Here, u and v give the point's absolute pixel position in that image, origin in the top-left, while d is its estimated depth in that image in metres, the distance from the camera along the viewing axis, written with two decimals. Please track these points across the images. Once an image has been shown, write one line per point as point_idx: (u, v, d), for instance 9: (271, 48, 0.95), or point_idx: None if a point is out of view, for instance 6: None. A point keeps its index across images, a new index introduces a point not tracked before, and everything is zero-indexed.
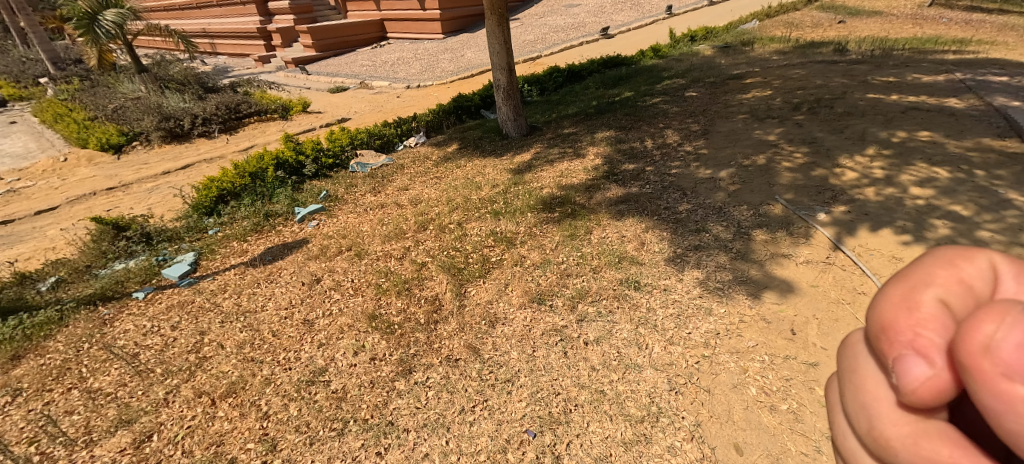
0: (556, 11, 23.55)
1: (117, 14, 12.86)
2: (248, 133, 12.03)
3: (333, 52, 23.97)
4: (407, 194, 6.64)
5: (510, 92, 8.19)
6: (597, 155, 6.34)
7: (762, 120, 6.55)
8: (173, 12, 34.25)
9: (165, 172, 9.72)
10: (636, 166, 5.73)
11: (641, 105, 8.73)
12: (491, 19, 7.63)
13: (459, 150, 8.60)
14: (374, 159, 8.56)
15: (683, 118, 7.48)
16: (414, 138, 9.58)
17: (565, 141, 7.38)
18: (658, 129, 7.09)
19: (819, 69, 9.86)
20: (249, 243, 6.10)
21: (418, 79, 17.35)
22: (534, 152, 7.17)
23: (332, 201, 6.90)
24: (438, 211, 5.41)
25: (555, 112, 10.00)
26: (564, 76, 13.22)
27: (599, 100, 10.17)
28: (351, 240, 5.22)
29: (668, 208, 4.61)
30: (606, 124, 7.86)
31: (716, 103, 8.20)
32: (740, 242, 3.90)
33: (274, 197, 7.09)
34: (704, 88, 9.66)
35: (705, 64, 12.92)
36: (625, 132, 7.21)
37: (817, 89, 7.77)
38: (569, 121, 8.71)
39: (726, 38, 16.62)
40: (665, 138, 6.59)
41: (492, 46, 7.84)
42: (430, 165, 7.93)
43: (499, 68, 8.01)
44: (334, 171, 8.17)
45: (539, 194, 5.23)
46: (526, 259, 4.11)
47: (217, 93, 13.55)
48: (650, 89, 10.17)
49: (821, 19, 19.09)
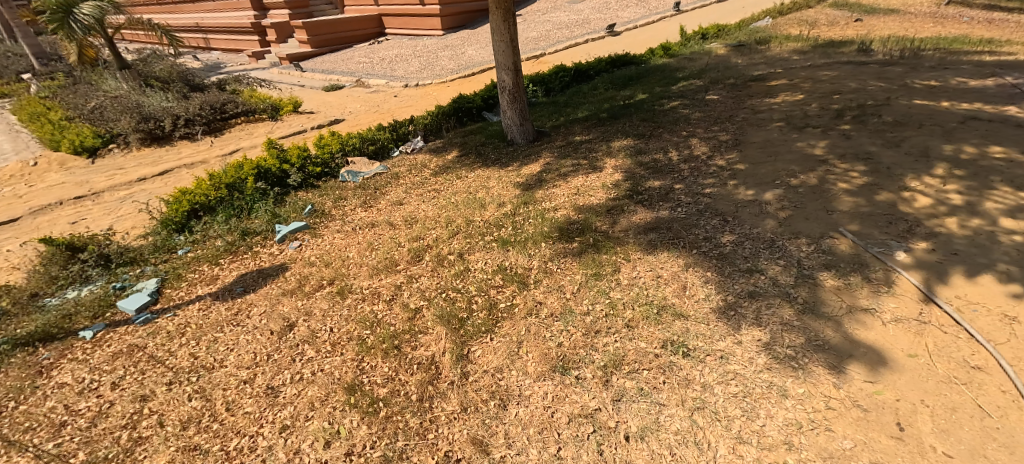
0: (559, 7, 22.72)
1: (94, 7, 12.10)
2: (234, 134, 11.30)
3: (328, 48, 23.18)
4: (401, 211, 5.93)
5: (516, 95, 7.46)
6: (616, 169, 5.63)
7: (800, 129, 5.81)
8: (165, 8, 33.38)
9: (140, 179, 9.01)
10: (662, 183, 5.02)
11: (659, 109, 8.01)
12: (496, 14, 6.88)
13: (460, 157, 7.88)
14: (367, 167, 7.85)
15: (707, 125, 6.76)
16: (411, 143, 8.86)
17: (577, 150, 6.67)
18: (682, 138, 6.36)
19: (848, 71, 9.11)
20: (220, 267, 5.39)
21: (416, 78, 16.57)
22: (542, 163, 6.46)
23: (318, 217, 6.18)
24: (435, 235, 4.70)
25: (563, 116, 9.28)
26: (571, 75, 12.48)
27: (610, 103, 9.43)
28: (334, 269, 4.51)
29: (708, 238, 3.89)
30: (621, 131, 7.14)
31: (742, 107, 7.47)
32: (805, 290, 3.21)
33: (252, 212, 6.38)
34: (725, 90, 8.92)
35: (720, 64, 12.17)
36: (644, 140, 6.50)
37: (855, 93, 7.04)
38: (580, 127, 8.00)
39: (739, 37, 15.83)
40: (692, 149, 5.87)
41: (497, 43, 7.10)
42: (427, 175, 7.22)
43: (504, 68, 7.27)
44: (322, 181, 7.46)
45: (553, 217, 4.51)
46: (543, 308, 3.44)
47: (203, 91, 12.81)
48: (666, 91, 9.42)
49: (835, 17, 18.31)
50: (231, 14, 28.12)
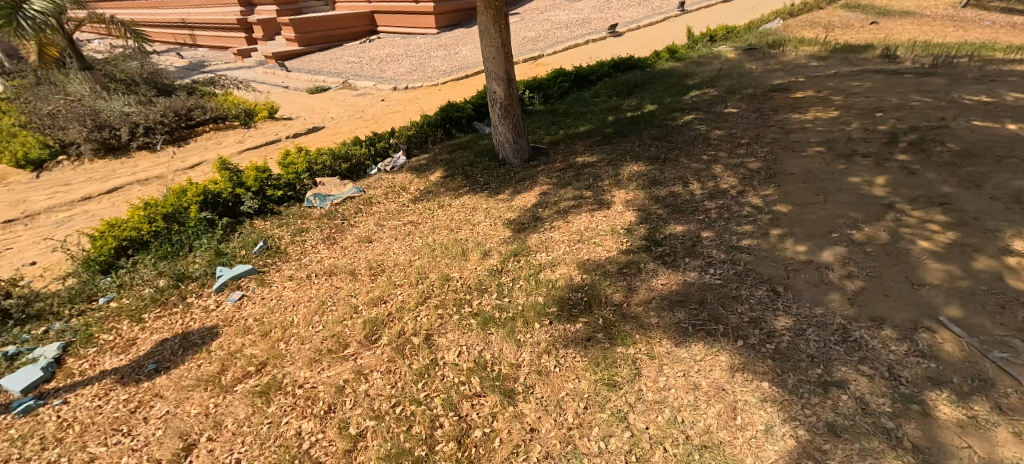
0: (558, 5, 21.71)
1: (47, 3, 11.25)
2: (201, 144, 10.32)
3: (316, 47, 22.12)
4: (368, 252, 4.99)
5: (508, 108, 6.47)
6: (627, 204, 4.67)
7: (847, 157, 4.86)
8: (151, 2, 32.23)
9: (84, 198, 8.03)
10: (685, 227, 4.07)
11: (671, 125, 7.05)
12: (486, 15, 5.89)
13: (444, 178, 6.91)
14: (338, 189, 6.88)
15: (730, 148, 5.80)
16: (391, 159, 7.90)
17: (578, 175, 5.71)
18: (702, 164, 5.41)
19: (880, 81, 8.14)
20: (141, 327, 4.45)
21: (405, 80, 15.56)
22: (538, 192, 5.50)
23: (268, 256, 5.23)
24: (402, 297, 3.77)
25: (562, 130, 8.32)
26: (570, 81, 11.52)
27: (615, 115, 8.47)
28: (268, 344, 3.60)
29: (755, 321, 2.98)
30: (630, 151, 6.18)
31: (768, 124, 6.52)
32: (912, 428, 2.33)
33: (192, 249, 5.43)
34: (744, 102, 7.96)
35: (733, 70, 11.21)
36: (658, 165, 5.55)
37: (901, 111, 6.09)
38: (581, 144, 7.03)
39: (749, 39, 14.87)
40: (717, 180, 4.91)
41: (487, 49, 6.12)
42: (405, 202, 6.26)
43: (495, 79, 6.28)
44: (284, 206, 6.50)
45: (549, 280, 3.60)
46: (534, 442, 2.57)
47: (171, 95, 11.83)
48: (677, 102, 8.46)
49: (849, 19, 17.34)
50: (218, 10, 27.06)
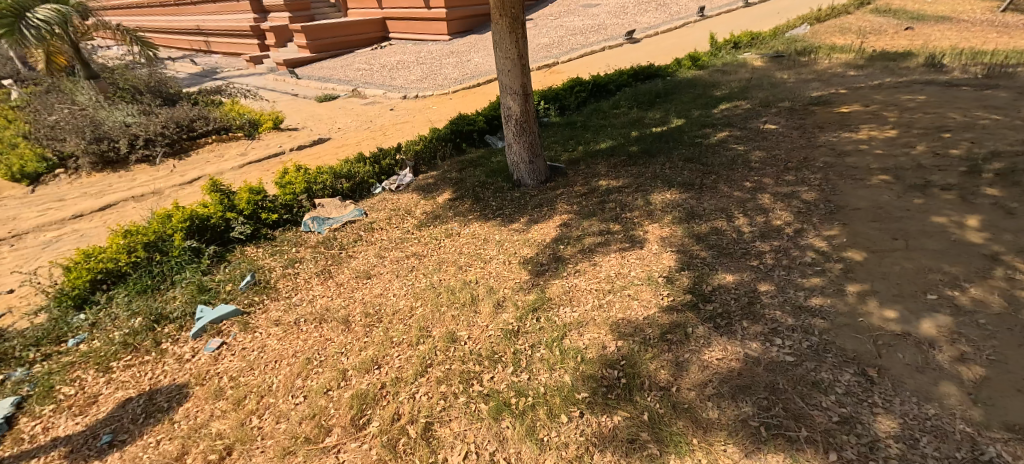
0: (573, 11, 21.12)
1: (51, 11, 10.92)
2: (202, 156, 9.88)
3: (328, 53, 21.78)
4: (366, 291, 4.42)
5: (524, 125, 5.87)
6: (663, 243, 4.04)
7: (923, 190, 4.19)
8: (166, 9, 32.28)
9: (75, 216, 7.59)
10: (737, 277, 3.43)
11: (704, 143, 6.38)
12: (500, 23, 5.31)
13: (453, 200, 6.32)
14: (338, 211, 6.34)
15: (776, 173, 5.13)
16: (397, 177, 7.35)
17: (603, 203, 5.09)
18: (745, 192, 4.75)
19: (934, 94, 7.40)
20: (107, 379, 3.89)
21: (416, 88, 15.07)
22: (558, 221, 4.89)
23: (255, 292, 4.66)
24: (398, 362, 3.21)
25: (581, 146, 7.70)
26: (588, 91, 10.90)
27: (639, 129, 7.84)
28: (239, 420, 3.07)
29: (846, 422, 2.37)
30: (660, 174, 5.54)
31: (816, 144, 5.84)
32: None
33: (173, 282, 4.89)
34: (783, 116, 7.28)
35: (763, 79, 10.51)
36: (695, 193, 4.90)
37: (970, 132, 5.40)
38: (604, 164, 6.40)
39: (776, 46, 14.14)
40: (767, 213, 4.26)
41: (501, 60, 5.52)
42: (409, 228, 5.69)
43: (509, 93, 5.69)
44: (279, 231, 5.96)
45: (577, 350, 3.01)
46: None
47: (174, 105, 11.45)
48: (707, 115, 7.80)
49: (881, 24, 16.46)
50: (231, 16, 26.93)
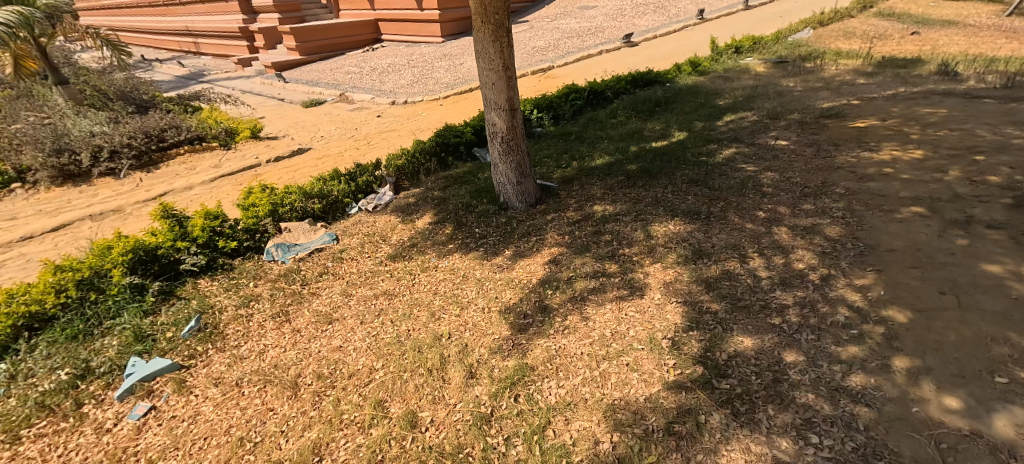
0: (569, 13, 20.54)
1: (13, 14, 10.29)
2: (172, 169, 9.28)
3: (317, 56, 21.16)
4: (324, 341, 3.84)
5: (511, 143, 5.28)
6: (667, 289, 3.48)
7: (968, 228, 3.65)
8: (156, 9, 31.54)
9: (25, 238, 6.98)
10: (757, 340, 2.88)
11: (709, 161, 5.82)
12: (483, 31, 4.72)
13: (434, 224, 5.74)
14: (307, 237, 5.77)
15: (793, 199, 4.58)
16: (375, 196, 6.77)
17: (598, 234, 4.52)
18: (759, 225, 4.19)
19: (955, 106, 6.89)
20: (11, 454, 3.29)
21: (405, 94, 14.47)
22: (547, 256, 4.32)
23: (199, 340, 4.07)
24: (343, 454, 2.70)
25: (576, 161, 7.14)
26: (583, 99, 10.33)
27: (638, 143, 7.29)
28: None
29: None
30: (661, 199, 4.98)
31: (834, 165, 5.30)
32: None
33: (108, 326, 4.28)
34: (793, 129, 6.74)
35: (769, 87, 9.97)
36: (702, 224, 4.34)
37: (1006, 153, 4.87)
38: (599, 184, 5.83)
39: (780, 51, 13.60)
40: (787, 253, 3.70)
41: (484, 72, 4.95)
42: (382, 259, 5.11)
43: (493, 108, 5.11)
44: (238, 260, 5.37)
45: (561, 449, 2.48)
46: None
47: (146, 113, 10.84)
48: (712, 128, 7.25)
49: (885, 29, 15.93)
50: (220, 17, 26.27)
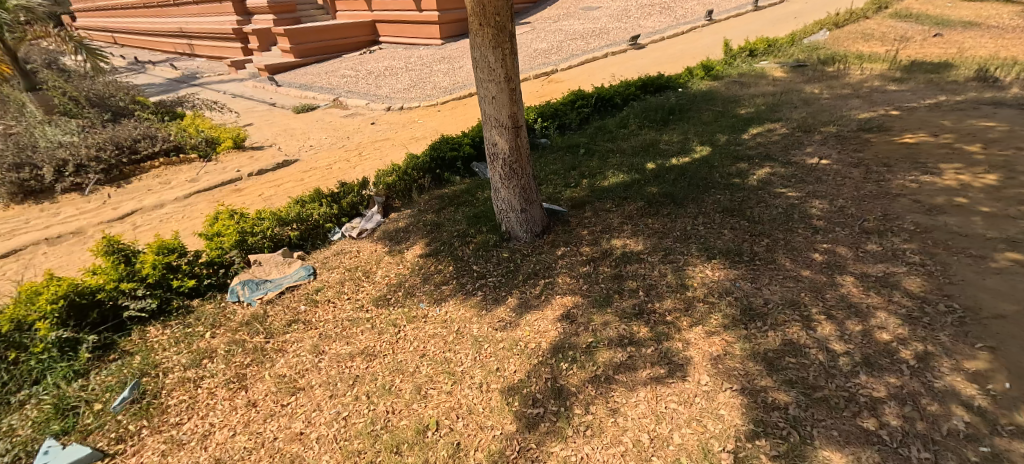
0: (571, 14, 19.76)
1: None
2: (144, 184, 8.61)
3: (313, 58, 20.45)
4: (283, 424, 3.15)
5: (514, 165, 4.53)
6: (717, 367, 2.74)
7: None
8: (150, 11, 30.93)
9: None
10: (849, 459, 2.19)
11: (742, 184, 5.06)
12: (480, 35, 3.95)
13: (425, 257, 5.01)
14: (280, 271, 5.05)
15: (852, 237, 3.82)
16: (360, 220, 6.04)
17: (619, 280, 3.77)
18: (818, 272, 3.43)
19: (1012, 119, 6.12)
20: None
21: (401, 99, 13.72)
22: (559, 310, 3.58)
23: (132, 417, 3.39)
24: None
25: (587, 179, 6.39)
26: (590, 106, 9.55)
27: (655, 158, 6.53)
28: None
29: None
30: (692, 234, 4.22)
31: (892, 190, 4.53)
32: None
33: (27, 394, 3.60)
34: (831, 144, 5.98)
35: (792, 93, 9.19)
36: (747, 269, 3.58)
37: None
38: (615, 209, 5.07)
39: (796, 54, 12.82)
40: (862, 316, 2.95)
41: (483, 83, 4.18)
42: (362, 305, 4.38)
43: (494, 126, 4.35)
44: (197, 303, 4.67)
45: None
46: None
47: (121, 122, 10.14)
48: (737, 141, 6.50)
49: (904, 30, 15.10)
50: (214, 19, 25.58)
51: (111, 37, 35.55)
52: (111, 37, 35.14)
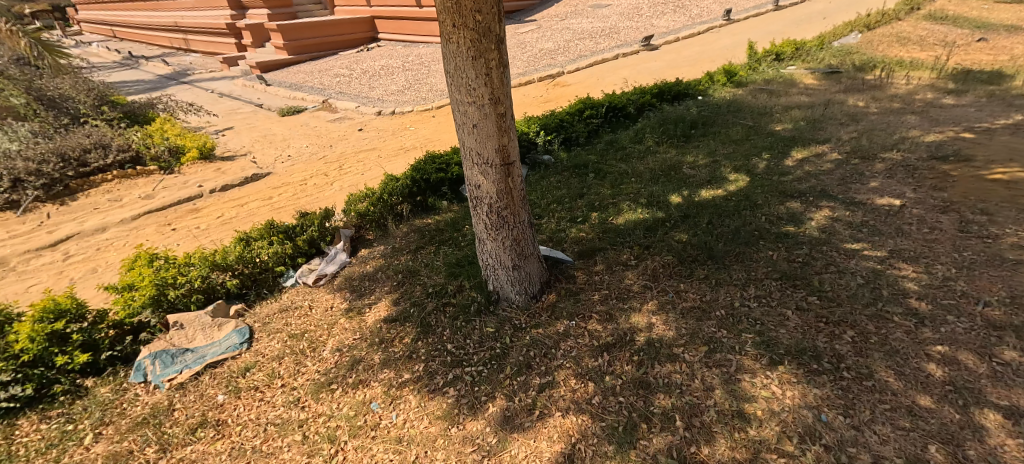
0: (579, 12, 18.56)
1: None
2: (89, 201, 7.92)
3: (307, 55, 19.36)
4: None
5: (503, 212, 3.43)
6: None
7: None
8: (146, 4, 30.06)
9: None
10: None
11: (798, 231, 3.92)
12: (455, 41, 2.83)
13: (390, 322, 3.95)
14: (205, 339, 4.11)
15: (977, 334, 2.71)
16: (321, 262, 5.04)
17: (645, 392, 2.72)
18: (943, 403, 2.36)
19: None
20: None
21: (393, 102, 12.65)
22: (560, 443, 2.59)
23: None
24: None
25: (597, 211, 5.28)
26: (600, 116, 8.38)
27: (680, 187, 5.41)
28: None
29: None
30: (743, 316, 3.10)
31: (1008, 253, 3.39)
32: None
33: None
34: (903, 175, 4.81)
35: (832, 105, 8.00)
36: (834, 386, 2.50)
37: None
38: (634, 263, 3.96)
39: (828, 58, 11.60)
40: None
41: (461, 105, 3.06)
42: (296, 399, 3.38)
43: (476, 162, 3.25)
44: (89, 385, 3.78)
45: None
46: None
47: (79, 129, 9.30)
48: (779, 169, 5.37)
49: (943, 33, 13.74)
50: (208, 13, 24.62)
51: (108, 30, 34.79)
52: (109, 31, 34.43)
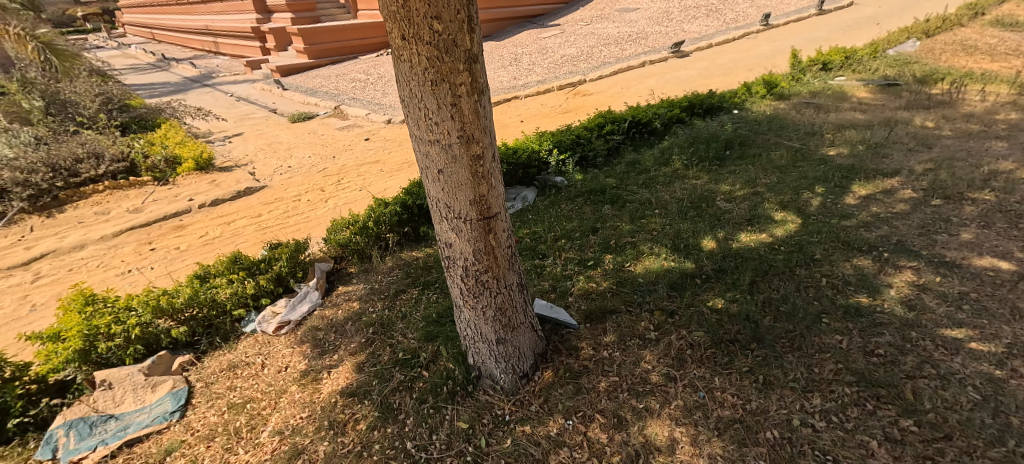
0: (606, 16, 17.62)
1: None
2: (75, 214, 7.48)
3: (327, 59, 19.07)
4: None
5: (483, 276, 2.63)
6: None
7: None
8: (180, 9, 30.58)
9: None
10: None
11: (873, 306, 3.01)
12: (408, 58, 2.05)
13: (348, 398, 3.18)
14: (132, 403, 3.42)
15: None
16: (286, 303, 4.32)
17: None
18: None
19: None
20: None
21: None
22: None
23: None
24: None
25: (613, 252, 4.39)
26: (621, 132, 7.47)
27: (714, 226, 4.49)
28: None
29: None
30: (806, 443, 2.36)
31: None
32: None
33: None
34: (1004, 225, 3.82)
35: (895, 124, 6.92)
36: None
37: None
38: (656, 337, 3.09)
39: (883, 67, 10.38)
40: None
41: (420, 140, 2.27)
42: None
43: (445, 215, 2.45)
44: None
45: None
46: None
47: (79, 136, 8.98)
48: (838, 208, 4.41)
49: (1015, 40, 12.25)
50: (235, 16, 24.70)
51: (148, 34, 35.71)
52: (148, 36, 35.36)
